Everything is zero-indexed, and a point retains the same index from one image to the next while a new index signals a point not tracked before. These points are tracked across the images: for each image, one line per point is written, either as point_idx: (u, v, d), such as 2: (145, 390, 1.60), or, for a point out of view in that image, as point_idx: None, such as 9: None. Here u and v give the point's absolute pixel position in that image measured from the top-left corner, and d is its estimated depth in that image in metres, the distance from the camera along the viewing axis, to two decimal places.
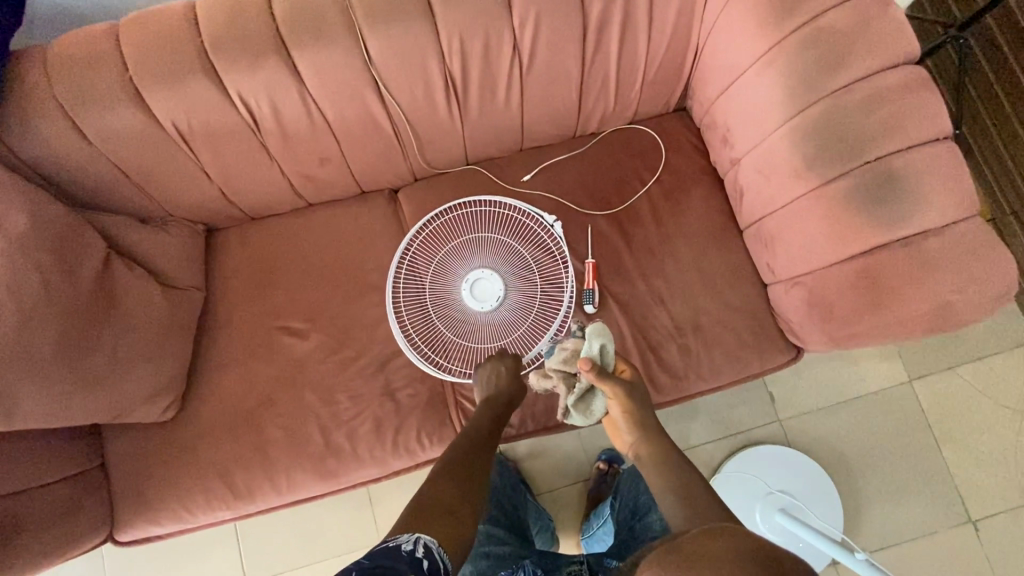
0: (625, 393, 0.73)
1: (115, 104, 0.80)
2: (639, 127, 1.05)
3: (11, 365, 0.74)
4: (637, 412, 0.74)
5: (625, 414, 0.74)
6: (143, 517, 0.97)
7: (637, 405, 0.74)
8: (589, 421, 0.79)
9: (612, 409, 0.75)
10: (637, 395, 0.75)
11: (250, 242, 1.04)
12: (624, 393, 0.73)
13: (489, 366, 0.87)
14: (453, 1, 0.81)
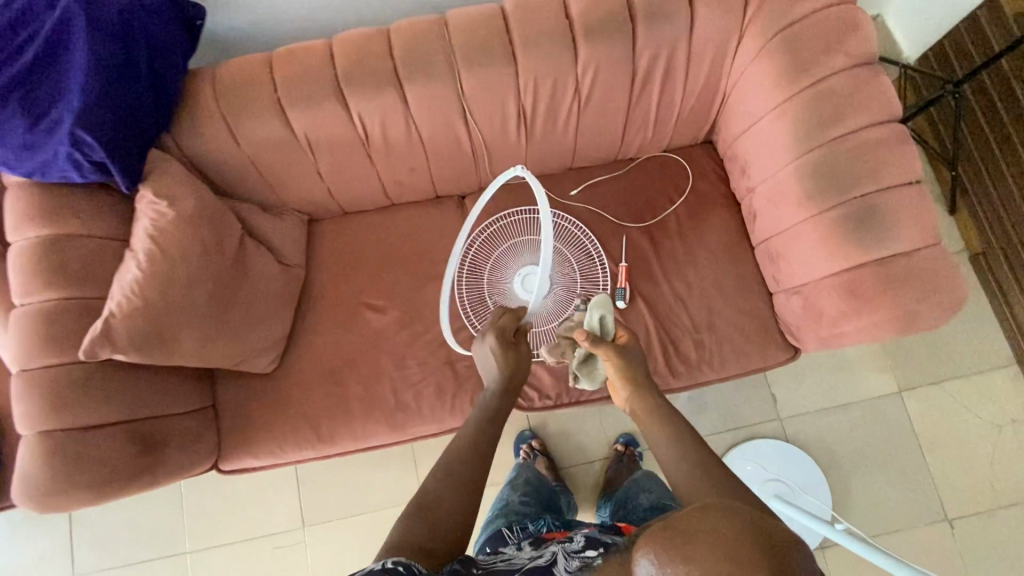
0: (617, 354, 0.84)
1: (265, 117, 1.03)
2: (672, 156, 1.25)
3: (180, 313, 0.98)
4: (629, 371, 0.83)
5: (619, 372, 0.83)
6: (242, 452, 1.16)
7: (631, 365, 0.83)
8: (595, 382, 0.99)
9: (607, 369, 0.85)
10: (629, 356, 0.85)
11: (342, 231, 1.26)
12: (615, 353, 0.84)
13: (485, 340, 0.88)
14: (532, 50, 1.02)
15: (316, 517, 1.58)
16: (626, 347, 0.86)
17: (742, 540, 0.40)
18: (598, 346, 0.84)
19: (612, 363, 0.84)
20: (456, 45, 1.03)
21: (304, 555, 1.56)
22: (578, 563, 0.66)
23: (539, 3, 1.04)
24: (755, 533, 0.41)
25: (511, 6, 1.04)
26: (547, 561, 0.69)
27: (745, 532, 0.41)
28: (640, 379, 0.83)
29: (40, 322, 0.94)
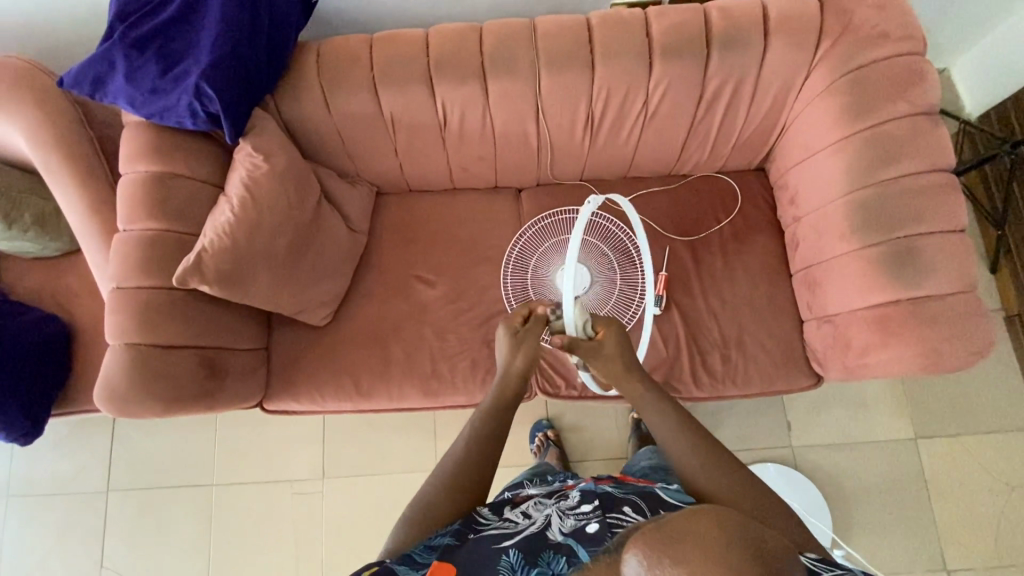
0: (593, 358, 0.91)
1: (357, 92, 1.13)
2: (724, 178, 1.31)
3: (259, 258, 1.08)
4: (612, 369, 0.90)
5: (599, 369, 0.92)
6: (286, 393, 1.25)
7: (608, 361, 0.91)
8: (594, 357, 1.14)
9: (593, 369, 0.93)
10: (611, 355, 0.90)
11: (406, 206, 1.35)
12: (591, 357, 0.91)
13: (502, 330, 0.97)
14: (610, 62, 1.10)
15: (336, 470, 1.68)
16: (605, 347, 0.91)
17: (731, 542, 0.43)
18: (578, 348, 0.90)
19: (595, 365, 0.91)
20: (540, 49, 1.11)
21: (318, 504, 1.66)
22: (572, 523, 0.69)
23: (622, 19, 1.11)
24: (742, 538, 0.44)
25: (596, 19, 1.12)
26: (542, 524, 0.71)
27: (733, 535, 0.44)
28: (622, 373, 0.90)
29: (140, 247, 1.05)
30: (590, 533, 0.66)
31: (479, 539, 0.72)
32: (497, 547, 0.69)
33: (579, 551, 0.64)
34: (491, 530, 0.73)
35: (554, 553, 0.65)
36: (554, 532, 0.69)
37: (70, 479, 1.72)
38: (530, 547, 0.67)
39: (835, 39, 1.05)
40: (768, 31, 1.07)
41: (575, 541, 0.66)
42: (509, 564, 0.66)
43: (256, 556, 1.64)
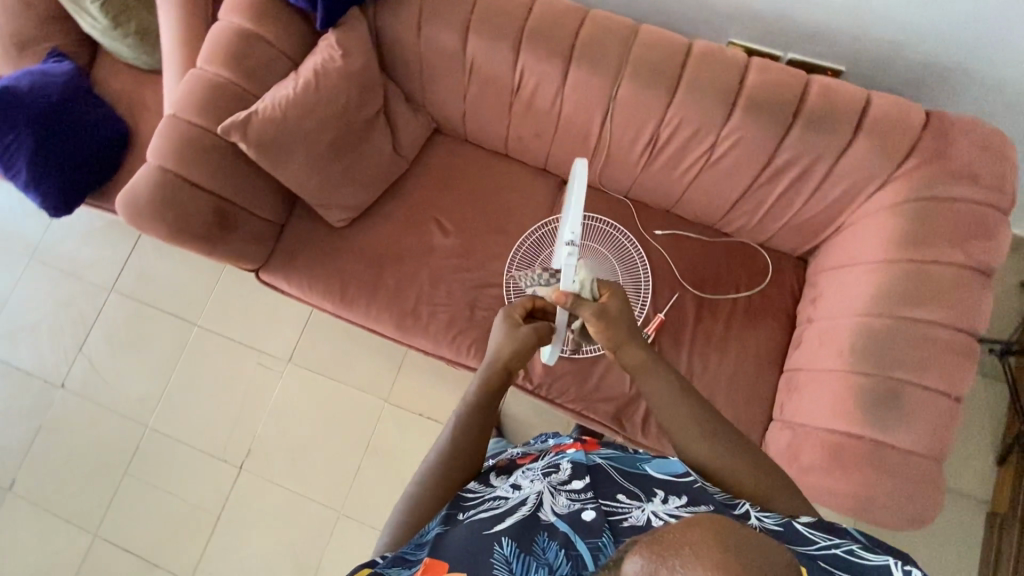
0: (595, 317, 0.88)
1: (450, 28, 1.15)
2: (762, 253, 1.27)
3: (303, 141, 1.14)
4: (611, 332, 0.88)
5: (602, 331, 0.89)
6: (280, 273, 1.33)
7: (612, 324, 0.88)
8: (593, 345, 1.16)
9: (593, 334, 0.91)
10: (610, 312, 0.88)
11: (455, 153, 1.38)
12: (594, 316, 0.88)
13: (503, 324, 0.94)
14: (693, 95, 1.08)
15: (302, 360, 1.77)
16: (608, 306, 0.88)
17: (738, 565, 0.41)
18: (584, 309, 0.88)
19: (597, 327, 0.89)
20: (632, 54, 1.10)
21: (274, 384, 1.76)
22: (567, 508, 0.69)
23: (724, 57, 1.08)
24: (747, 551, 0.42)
25: (698, 47, 1.09)
26: (534, 505, 0.71)
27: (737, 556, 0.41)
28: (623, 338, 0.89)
29: (207, 89, 1.13)
30: (585, 521, 0.66)
31: (467, 526, 0.70)
32: (488, 533, 0.67)
33: (576, 541, 0.64)
34: (482, 514, 0.72)
35: (549, 539, 0.65)
36: (546, 512, 0.69)
37: (85, 267, 1.88)
38: (523, 534, 0.66)
39: (922, 162, 1.01)
40: (859, 128, 1.03)
41: (570, 530, 0.65)
42: (502, 555, 0.64)
43: (205, 401, 1.76)
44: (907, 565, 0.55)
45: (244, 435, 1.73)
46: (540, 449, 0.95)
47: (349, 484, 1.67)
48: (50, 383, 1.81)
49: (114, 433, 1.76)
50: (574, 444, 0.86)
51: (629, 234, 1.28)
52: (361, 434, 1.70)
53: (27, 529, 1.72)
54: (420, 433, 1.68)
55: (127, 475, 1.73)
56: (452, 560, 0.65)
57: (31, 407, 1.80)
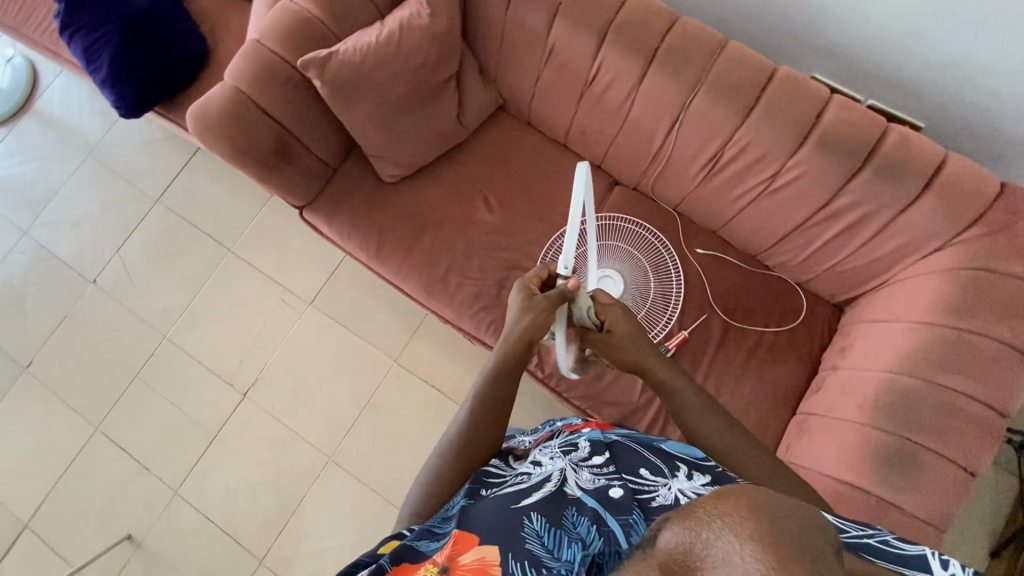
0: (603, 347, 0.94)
1: (540, 8, 1.16)
2: (799, 293, 1.26)
3: (375, 89, 1.16)
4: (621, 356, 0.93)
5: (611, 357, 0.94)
6: (323, 215, 1.35)
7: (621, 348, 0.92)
8: None
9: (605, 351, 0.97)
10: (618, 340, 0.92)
11: (515, 133, 1.38)
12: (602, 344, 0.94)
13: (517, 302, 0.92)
14: (766, 120, 1.07)
15: (323, 304, 1.80)
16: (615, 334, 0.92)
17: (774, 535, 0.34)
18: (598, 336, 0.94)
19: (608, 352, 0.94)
20: (714, 68, 1.09)
21: (291, 322, 1.80)
22: (592, 484, 0.70)
23: (805, 88, 1.07)
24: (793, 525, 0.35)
25: (781, 74, 1.08)
26: (559, 481, 0.73)
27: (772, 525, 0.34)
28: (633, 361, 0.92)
29: (294, 21, 1.15)
30: (614, 497, 0.67)
31: (494, 502, 0.70)
32: (516, 507, 0.67)
33: (608, 517, 0.63)
34: (508, 491, 0.73)
35: (578, 515, 0.65)
36: (573, 488, 0.71)
37: (137, 174, 1.94)
38: (551, 509, 0.67)
39: (986, 232, 0.99)
40: (929, 185, 1.01)
41: (599, 505, 0.66)
42: (533, 529, 0.64)
43: (223, 324, 1.81)
44: (943, 554, 0.51)
45: (253, 365, 1.77)
46: (552, 430, 0.97)
47: (344, 433, 1.70)
48: (83, 277, 1.87)
49: (132, 337, 1.82)
50: (589, 425, 0.89)
51: (670, 247, 1.28)
52: (365, 388, 1.73)
53: (35, 409, 1.79)
54: (421, 399, 1.71)
55: (137, 379, 1.79)
56: (482, 532, 0.65)
57: (61, 296, 1.87)
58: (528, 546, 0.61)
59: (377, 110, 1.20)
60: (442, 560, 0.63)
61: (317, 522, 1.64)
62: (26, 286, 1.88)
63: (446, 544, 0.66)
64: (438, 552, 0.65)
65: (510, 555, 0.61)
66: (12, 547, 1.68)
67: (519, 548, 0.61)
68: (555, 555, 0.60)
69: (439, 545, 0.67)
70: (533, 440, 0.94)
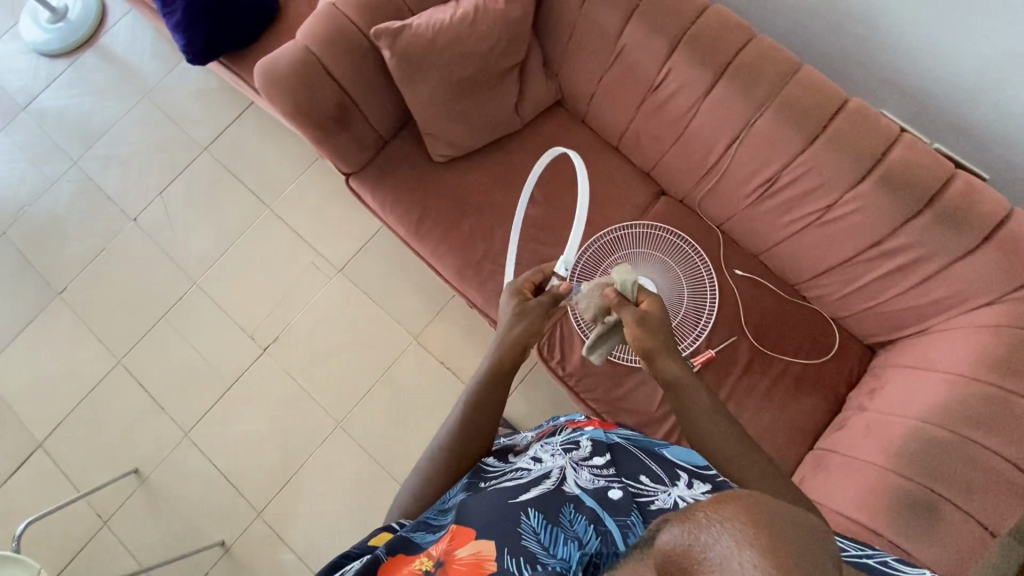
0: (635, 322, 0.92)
1: (616, 9, 1.17)
2: (833, 329, 1.24)
3: (441, 67, 1.17)
4: (647, 338, 0.91)
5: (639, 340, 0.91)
6: (369, 185, 1.36)
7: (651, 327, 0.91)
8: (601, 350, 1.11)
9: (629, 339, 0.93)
10: (648, 318, 0.92)
11: (569, 128, 1.37)
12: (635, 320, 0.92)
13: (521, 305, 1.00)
14: (829, 150, 1.07)
15: (352, 273, 1.82)
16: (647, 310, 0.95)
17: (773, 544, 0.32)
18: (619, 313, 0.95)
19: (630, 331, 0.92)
20: (784, 91, 1.09)
21: (319, 286, 1.82)
22: (592, 484, 0.70)
23: (874, 122, 1.06)
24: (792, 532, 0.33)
25: (853, 104, 1.07)
26: (557, 479, 0.72)
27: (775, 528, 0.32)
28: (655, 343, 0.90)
29: None
30: (612, 498, 0.67)
31: (491, 496, 0.70)
32: (515, 502, 0.67)
33: (606, 518, 0.63)
34: (506, 484, 0.73)
35: (576, 513, 0.65)
36: (571, 486, 0.70)
37: (190, 121, 1.98)
38: (547, 505, 0.66)
39: None
40: (987, 238, 1.00)
41: (598, 505, 0.65)
42: (529, 526, 0.63)
43: (253, 279, 1.84)
44: None
45: (277, 322, 1.80)
46: (555, 425, 0.97)
47: (355, 401, 1.72)
48: (124, 214, 1.91)
49: (164, 278, 1.86)
50: (592, 424, 0.90)
51: (709, 264, 1.26)
52: (383, 360, 1.75)
53: (61, 336, 1.83)
54: (436, 379, 1.73)
55: (163, 320, 1.82)
56: (479, 527, 0.64)
57: (100, 229, 1.91)
58: (524, 541, 0.60)
59: (440, 88, 1.20)
60: (437, 553, 0.62)
61: (320, 482, 1.67)
62: (68, 214, 1.92)
63: (441, 538, 0.65)
64: (433, 545, 0.65)
65: (506, 551, 0.60)
66: (23, 465, 1.72)
67: (515, 543, 0.60)
68: (551, 552, 0.59)
69: (434, 539, 0.66)
70: (536, 436, 0.95)
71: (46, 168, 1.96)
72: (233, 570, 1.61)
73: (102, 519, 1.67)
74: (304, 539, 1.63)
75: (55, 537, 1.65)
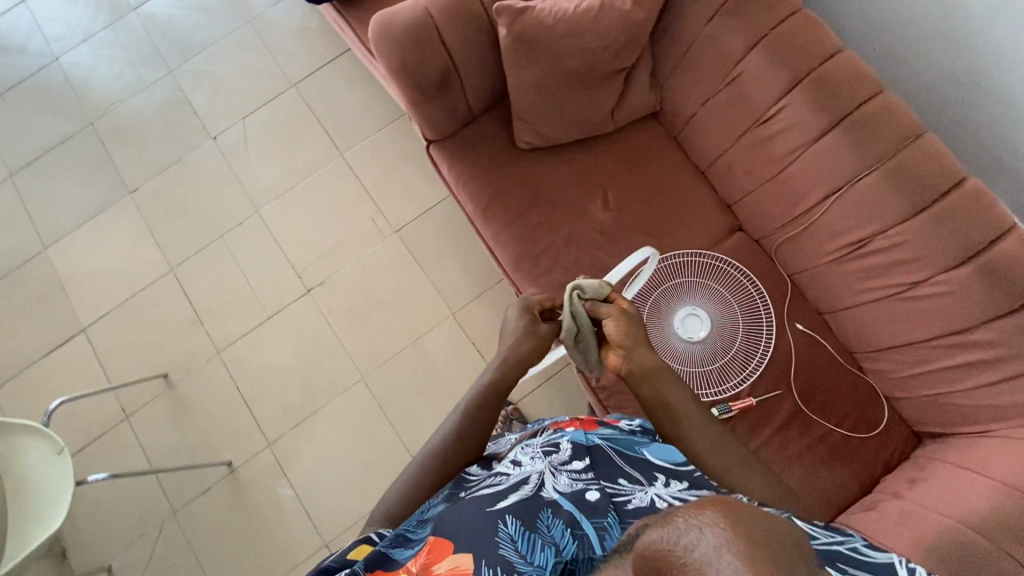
0: (618, 315, 0.99)
1: (743, 36, 1.14)
2: (883, 408, 1.18)
3: (551, 55, 1.16)
4: (629, 330, 0.97)
5: (622, 333, 0.97)
6: (449, 155, 1.37)
7: (630, 322, 0.98)
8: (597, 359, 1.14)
9: (612, 334, 0.97)
10: (628, 312, 0.99)
11: (659, 144, 1.34)
12: (616, 314, 0.99)
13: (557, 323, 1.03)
14: (932, 225, 1.03)
15: (407, 237, 1.84)
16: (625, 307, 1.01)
17: (752, 549, 0.34)
18: (600, 310, 0.99)
19: (614, 322, 0.98)
20: (900, 155, 1.05)
21: (373, 242, 1.84)
22: (570, 488, 0.72)
23: (987, 208, 1.00)
24: (767, 539, 0.36)
25: (968, 185, 1.02)
26: (535, 484, 0.73)
27: (749, 534, 0.35)
28: (638, 330, 0.97)
29: None
30: (590, 501, 0.68)
31: (469, 506, 0.70)
32: (494, 510, 0.67)
33: (583, 522, 0.64)
34: (484, 493, 0.73)
35: (553, 518, 0.65)
36: (549, 491, 0.71)
37: (286, 55, 2.01)
38: (525, 513, 0.66)
39: None
40: None
41: (575, 509, 0.67)
42: (507, 534, 0.63)
43: (312, 220, 1.87)
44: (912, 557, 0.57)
45: (326, 268, 1.83)
46: (538, 426, 1.00)
47: (382, 361, 1.75)
48: (206, 131, 1.97)
49: (230, 200, 1.91)
50: (572, 425, 0.91)
51: (771, 311, 1.22)
52: (417, 328, 1.77)
53: (124, 232, 1.90)
54: (464, 359, 1.74)
55: (219, 240, 1.88)
56: (456, 539, 0.64)
57: (181, 140, 1.97)
58: (502, 551, 0.61)
59: (543, 76, 1.19)
60: (417, 569, 0.63)
61: (331, 430, 1.70)
62: (153, 120, 1.99)
63: (418, 552, 0.65)
64: (411, 559, 0.65)
65: (484, 562, 0.60)
66: (63, 345, 1.81)
67: (493, 554, 0.61)
68: (528, 560, 0.60)
69: (411, 553, 0.66)
70: (519, 437, 0.98)
71: (142, 72, 2.03)
72: (233, 492, 1.67)
73: (124, 414, 1.74)
74: (304, 479, 1.67)
75: (78, 419, 1.73)
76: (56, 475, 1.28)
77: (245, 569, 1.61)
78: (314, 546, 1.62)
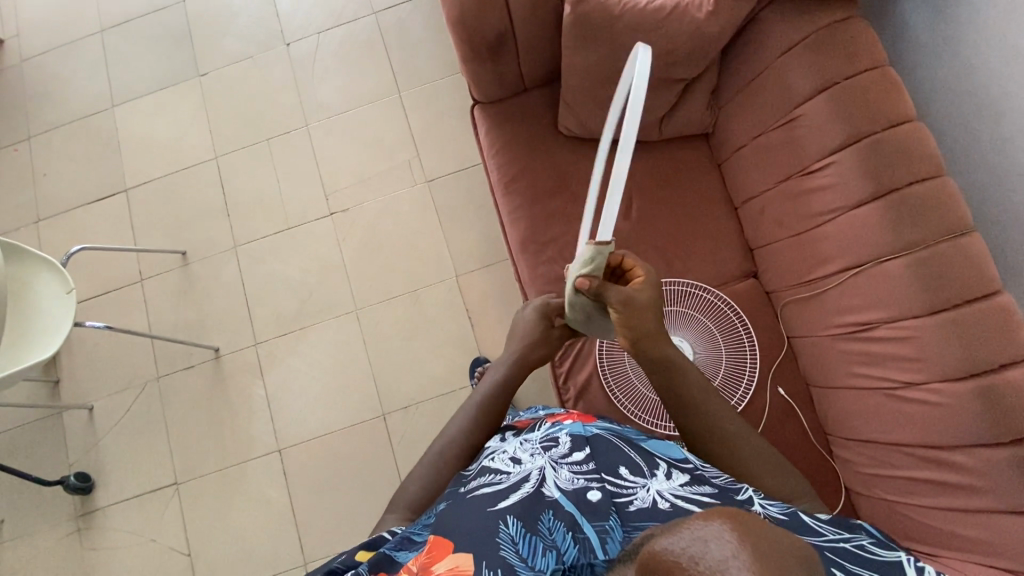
0: (625, 305, 0.86)
1: (814, 78, 1.07)
2: (841, 501, 1.13)
3: (609, 45, 1.11)
4: (633, 322, 0.87)
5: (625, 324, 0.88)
6: (489, 122, 1.36)
7: (638, 312, 0.87)
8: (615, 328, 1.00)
9: (616, 323, 0.89)
10: (636, 303, 0.87)
11: (699, 166, 1.29)
12: (621, 303, 0.86)
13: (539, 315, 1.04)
14: (944, 330, 0.95)
15: (438, 189, 1.85)
16: (639, 293, 0.87)
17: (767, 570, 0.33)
18: (606, 296, 0.86)
19: (618, 312, 0.87)
20: (938, 247, 0.97)
21: (405, 184, 1.86)
22: (571, 485, 0.75)
23: (1008, 330, 0.93)
24: (777, 556, 0.34)
25: (998, 300, 0.94)
26: (537, 483, 0.77)
27: (763, 555, 0.33)
28: (646, 325, 0.87)
29: None
30: (593, 501, 0.71)
31: (471, 504, 0.74)
32: (495, 511, 0.71)
33: (584, 525, 0.67)
34: (484, 492, 0.76)
35: (554, 520, 0.69)
36: (551, 490, 0.75)
37: None
38: (527, 515, 0.70)
39: None
40: None
41: (576, 510, 0.70)
42: (508, 535, 0.67)
43: (355, 147, 1.91)
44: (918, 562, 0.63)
45: (355, 197, 1.87)
46: (534, 417, 1.00)
47: (380, 299, 1.79)
48: (282, 36, 2.01)
49: (285, 108, 1.96)
50: (570, 419, 0.93)
51: (756, 366, 1.18)
52: (422, 277, 1.80)
53: (184, 112, 1.99)
54: (457, 320, 1.76)
55: (265, 142, 1.94)
56: (456, 541, 0.67)
57: (258, 38, 2.02)
58: (503, 553, 0.65)
59: (596, 65, 1.15)
60: (417, 569, 0.65)
61: (315, 348, 1.77)
62: (236, 12, 2.05)
63: (420, 552, 0.68)
64: (413, 560, 0.67)
65: (485, 564, 0.63)
66: (105, 199, 1.93)
67: (494, 556, 0.64)
68: (529, 564, 0.63)
69: (411, 554, 0.69)
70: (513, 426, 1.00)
71: None
72: (212, 377, 1.77)
73: (140, 277, 1.86)
74: (278, 385, 1.75)
75: (100, 270, 1.86)
76: (61, 308, 1.39)
77: (202, 448, 1.72)
78: (268, 447, 1.71)
